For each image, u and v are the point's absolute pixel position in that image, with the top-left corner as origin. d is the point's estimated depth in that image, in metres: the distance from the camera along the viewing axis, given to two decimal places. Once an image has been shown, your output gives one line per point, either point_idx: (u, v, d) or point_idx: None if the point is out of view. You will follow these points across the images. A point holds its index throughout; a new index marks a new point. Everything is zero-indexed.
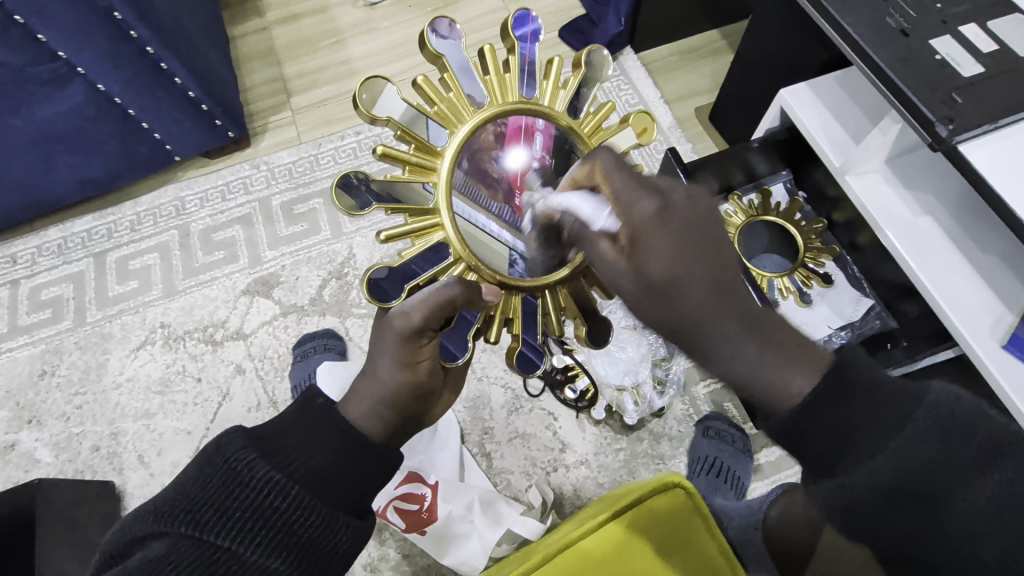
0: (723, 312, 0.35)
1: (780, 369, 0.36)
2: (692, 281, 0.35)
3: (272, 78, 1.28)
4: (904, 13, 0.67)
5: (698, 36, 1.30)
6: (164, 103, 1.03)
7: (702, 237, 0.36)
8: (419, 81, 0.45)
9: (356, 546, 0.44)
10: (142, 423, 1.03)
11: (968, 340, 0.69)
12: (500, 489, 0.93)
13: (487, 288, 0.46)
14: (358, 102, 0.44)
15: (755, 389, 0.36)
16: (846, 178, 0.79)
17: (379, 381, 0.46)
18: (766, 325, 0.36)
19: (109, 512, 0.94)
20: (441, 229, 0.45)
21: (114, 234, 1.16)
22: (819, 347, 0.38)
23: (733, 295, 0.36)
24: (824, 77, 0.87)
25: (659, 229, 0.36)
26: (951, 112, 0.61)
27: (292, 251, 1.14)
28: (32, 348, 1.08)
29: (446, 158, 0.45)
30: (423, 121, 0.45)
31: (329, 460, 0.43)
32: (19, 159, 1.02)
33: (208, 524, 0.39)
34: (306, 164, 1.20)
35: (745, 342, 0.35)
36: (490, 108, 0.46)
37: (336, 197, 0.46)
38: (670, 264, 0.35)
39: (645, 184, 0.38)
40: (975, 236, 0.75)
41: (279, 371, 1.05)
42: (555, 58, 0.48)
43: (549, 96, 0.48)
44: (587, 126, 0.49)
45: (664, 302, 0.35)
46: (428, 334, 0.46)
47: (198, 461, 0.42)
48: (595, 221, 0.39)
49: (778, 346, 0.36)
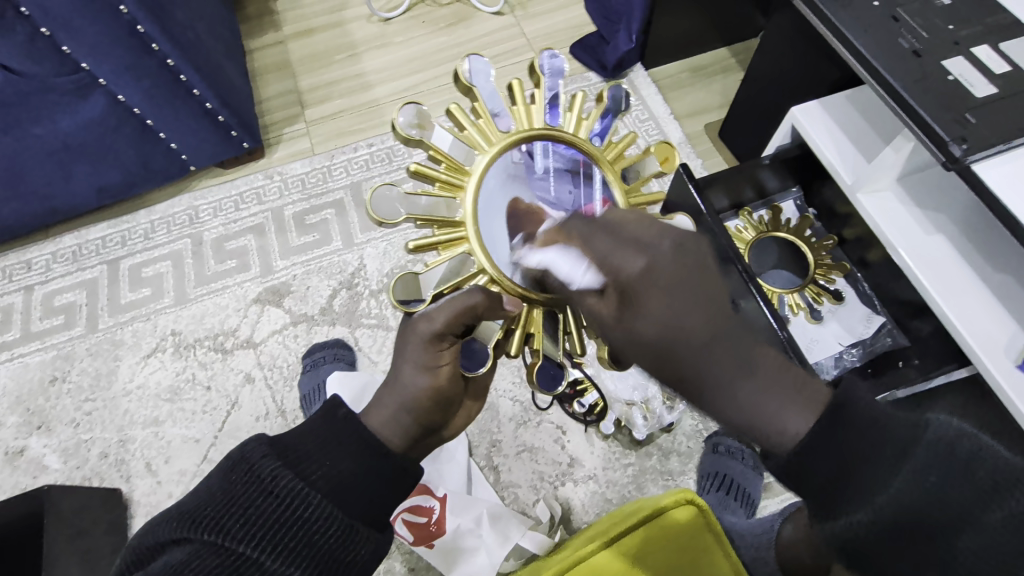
0: (716, 360, 0.36)
1: (775, 411, 0.36)
2: (681, 336, 0.36)
3: (287, 90, 1.30)
4: (916, 34, 0.68)
5: (708, 54, 1.32)
6: (182, 114, 1.05)
7: (685, 290, 0.36)
8: (450, 109, 0.47)
9: (375, 560, 0.44)
10: (151, 430, 1.03)
11: (981, 359, 0.69)
12: (508, 503, 0.93)
13: (509, 299, 0.46)
14: (395, 124, 0.47)
15: (750, 431, 0.37)
16: (858, 196, 0.80)
17: (401, 387, 0.47)
18: (756, 363, 0.37)
19: (114, 519, 0.94)
20: (466, 241, 0.46)
21: (128, 242, 1.18)
22: (812, 383, 0.38)
23: (721, 346, 0.36)
24: (835, 96, 0.88)
25: (648, 289, 0.36)
26: (964, 132, 0.61)
27: (303, 261, 1.15)
28: (44, 353, 1.09)
29: (474, 178, 0.46)
30: (454, 143, 0.48)
31: (351, 467, 0.44)
32: (38, 167, 1.03)
33: (231, 531, 0.39)
34: (318, 175, 1.22)
35: (740, 387, 0.36)
36: (517, 132, 0.47)
37: (369, 207, 0.48)
38: (658, 325, 0.36)
39: (629, 238, 0.37)
40: (989, 256, 0.74)
41: (289, 380, 1.05)
42: (578, 93, 0.50)
43: (574, 125, 0.49)
44: (610, 154, 0.50)
45: (658, 359, 0.37)
46: (449, 340, 0.46)
47: (224, 468, 0.43)
48: (574, 279, 0.38)
49: (774, 390, 0.37)
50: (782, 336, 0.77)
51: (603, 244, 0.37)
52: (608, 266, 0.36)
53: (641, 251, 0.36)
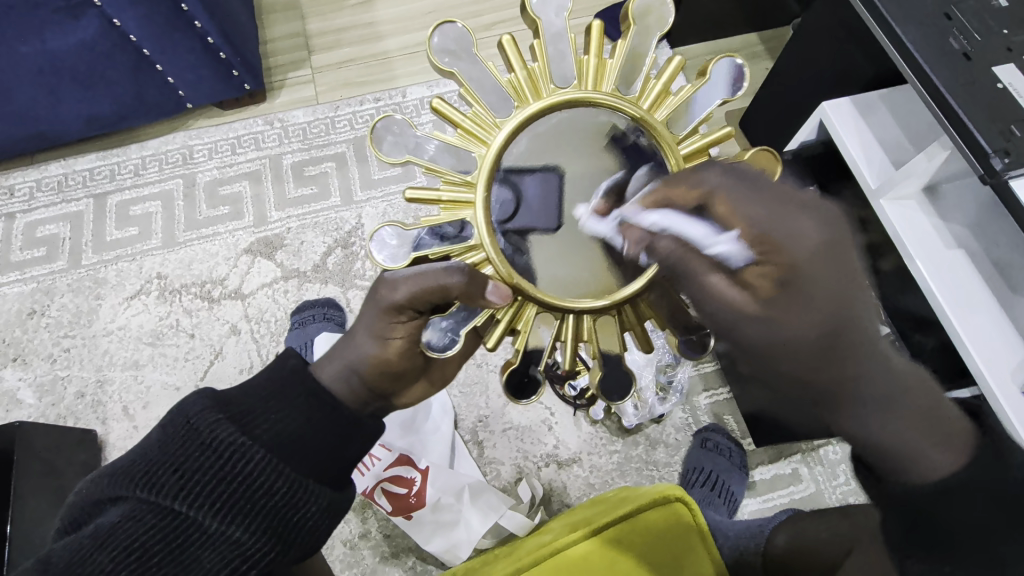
0: (883, 371, 0.30)
1: (931, 456, 0.31)
2: (851, 332, 0.30)
3: (294, 33, 1.24)
4: (968, 35, 0.64)
5: (736, 38, 1.26)
6: (181, 46, 0.99)
7: (854, 284, 0.31)
8: (505, 44, 0.44)
9: (328, 516, 0.43)
10: (130, 373, 1.00)
11: (986, 380, 0.67)
12: (489, 479, 0.92)
13: (495, 289, 0.41)
14: (430, 49, 0.45)
15: (901, 475, 0.31)
16: (880, 202, 0.77)
17: (356, 348, 0.48)
18: (910, 395, 0.31)
19: (88, 460, 0.92)
20: (471, 206, 0.43)
21: (116, 176, 1.13)
22: (962, 423, 0.32)
23: (893, 371, 0.30)
24: (869, 94, 0.84)
25: (814, 268, 0.31)
26: (1007, 145, 0.58)
27: (299, 214, 1.10)
28: (23, 285, 1.05)
29: (502, 132, 0.42)
30: (495, 85, 0.44)
31: (299, 423, 0.43)
32: (25, 89, 0.98)
33: (166, 487, 0.38)
34: (321, 126, 1.16)
35: (903, 417, 0.30)
36: (573, 92, 0.42)
37: (371, 136, 0.45)
38: (824, 314, 0.30)
39: (795, 213, 0.33)
40: (1009, 276, 0.72)
41: (276, 335, 1.03)
42: (677, 58, 0.44)
43: (653, 99, 0.44)
44: (688, 146, 0.44)
45: (818, 362, 0.30)
46: (409, 314, 0.45)
47: (161, 422, 0.41)
48: (709, 244, 0.34)
49: (935, 424, 0.31)
50: None
51: (760, 206, 0.33)
52: (770, 240, 0.32)
53: (808, 226, 0.32)
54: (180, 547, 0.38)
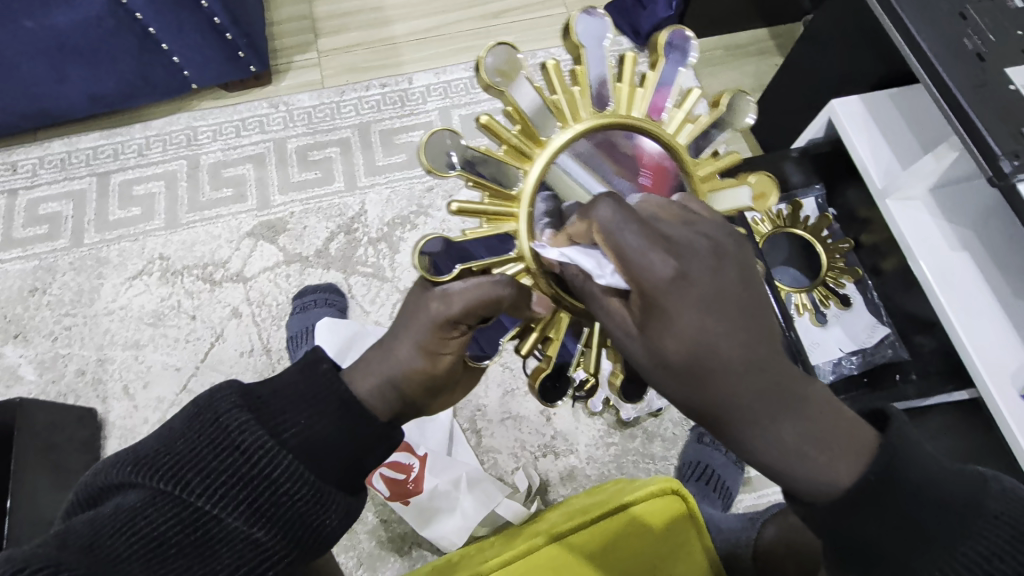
0: (754, 388, 0.33)
1: (816, 465, 0.34)
2: (717, 355, 0.32)
3: (301, 15, 1.23)
4: (983, 36, 0.63)
5: (746, 33, 1.25)
6: (186, 25, 0.98)
7: (729, 307, 0.33)
8: (547, 66, 0.41)
9: (344, 523, 0.43)
10: (131, 353, 1.00)
11: (987, 385, 0.67)
12: (486, 468, 0.92)
13: (539, 299, 0.43)
14: (482, 65, 0.41)
15: (801, 484, 0.34)
16: (886, 202, 0.77)
17: (395, 361, 0.45)
18: (791, 406, 0.33)
19: (88, 438, 0.92)
20: (513, 221, 0.43)
21: (120, 156, 1.12)
22: (849, 423, 0.35)
23: (765, 390, 0.33)
24: (880, 93, 0.83)
25: (678, 303, 0.32)
26: (1018, 148, 0.58)
27: (302, 198, 1.10)
28: (25, 262, 1.05)
29: (543, 156, 0.42)
30: (537, 105, 0.43)
31: (322, 427, 0.42)
32: (30, 64, 0.97)
33: (190, 483, 0.39)
34: (327, 111, 1.16)
35: (781, 428, 0.33)
36: (610, 118, 0.42)
37: (422, 150, 0.43)
38: (687, 341, 0.32)
39: (660, 238, 0.33)
40: (1014, 281, 0.72)
41: (277, 319, 1.03)
42: (695, 90, 0.44)
43: (678, 130, 0.44)
44: (704, 169, 0.45)
45: (690, 381, 0.33)
46: (461, 328, 0.44)
47: (188, 414, 0.42)
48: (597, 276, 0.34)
49: (817, 430, 0.34)
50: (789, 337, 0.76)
51: (634, 240, 0.32)
52: (632, 270, 0.32)
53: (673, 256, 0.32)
54: (197, 541, 0.38)
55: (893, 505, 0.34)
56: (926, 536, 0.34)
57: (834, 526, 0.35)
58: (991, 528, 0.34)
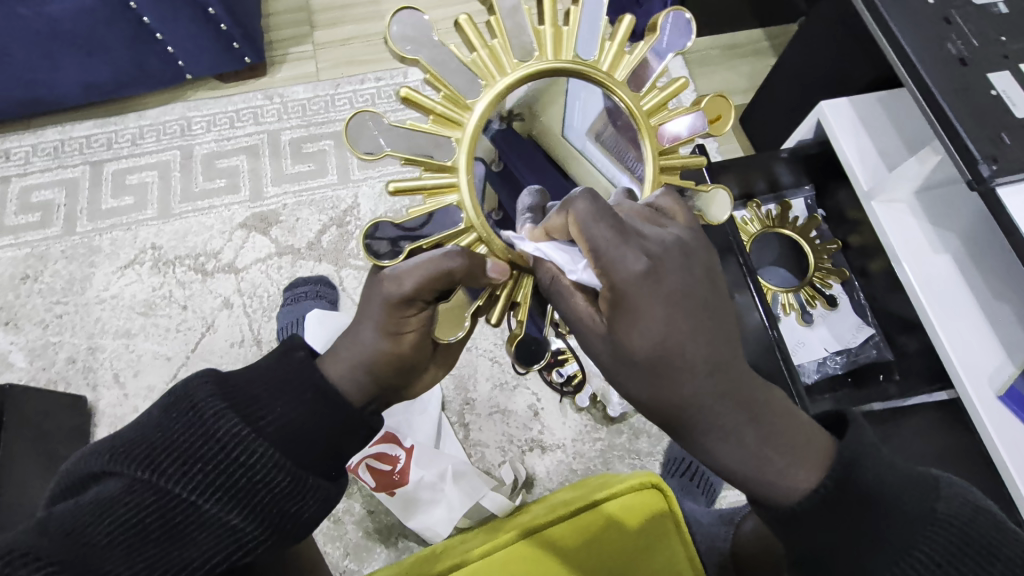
0: (716, 390, 0.34)
1: (774, 470, 0.34)
2: (683, 355, 0.33)
3: (297, 7, 1.23)
4: (966, 41, 0.64)
5: (741, 33, 1.26)
6: (181, 16, 0.98)
7: (697, 308, 0.34)
8: (461, 23, 0.43)
9: (323, 509, 0.44)
10: (121, 342, 1.01)
11: (964, 386, 0.69)
12: (474, 461, 0.93)
13: (493, 265, 0.42)
14: (388, 37, 0.42)
15: (757, 490, 0.35)
16: (871, 204, 0.78)
17: (362, 346, 0.45)
18: (750, 413, 0.34)
19: (78, 426, 0.93)
20: (455, 191, 0.43)
21: (114, 145, 1.12)
22: (812, 427, 0.36)
23: (725, 391, 0.34)
24: (867, 95, 0.84)
25: (645, 303, 0.33)
26: (996, 152, 0.59)
27: (295, 190, 1.10)
28: (17, 250, 1.05)
29: (476, 112, 0.42)
30: (459, 69, 0.43)
31: (302, 415, 0.43)
32: (23, 52, 0.97)
33: (167, 472, 0.39)
34: (321, 103, 1.16)
35: (740, 431, 0.34)
36: (535, 64, 0.43)
37: (347, 138, 0.43)
38: (655, 339, 0.33)
39: (632, 237, 0.34)
40: (994, 283, 0.73)
41: (268, 311, 1.03)
42: (625, 18, 0.44)
43: (611, 61, 0.44)
44: (649, 103, 0.45)
45: (653, 380, 0.34)
46: (418, 304, 0.44)
47: (164, 403, 0.42)
48: (570, 269, 0.36)
49: (774, 436, 0.34)
50: (771, 336, 0.80)
51: (604, 237, 0.33)
52: (603, 267, 0.33)
53: (646, 253, 0.33)
54: (177, 526, 0.39)
55: (857, 502, 0.35)
56: (871, 538, 0.35)
57: (790, 525, 0.35)
58: (932, 530, 0.35)
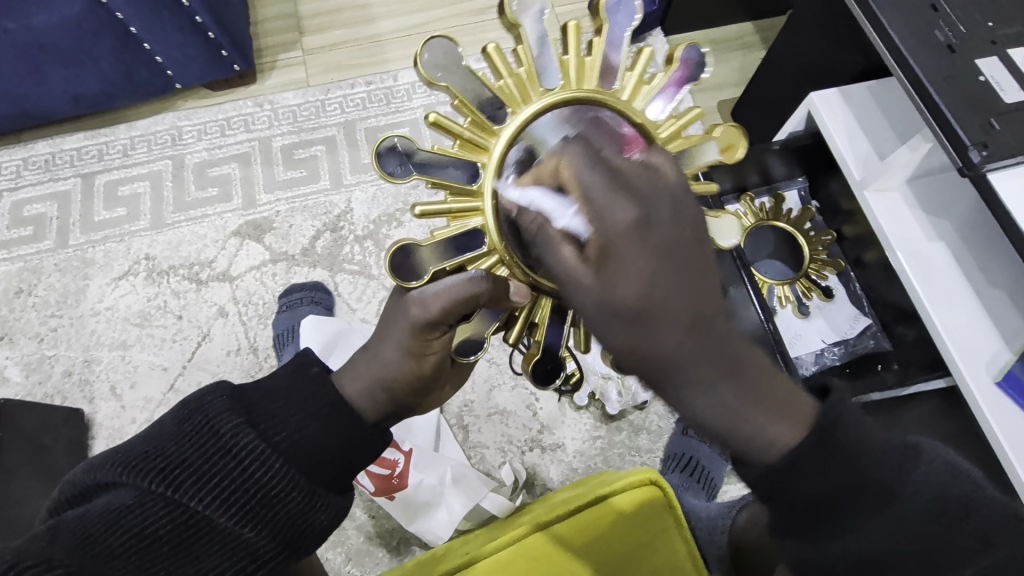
0: (701, 345, 0.33)
1: (754, 426, 0.35)
2: (670, 310, 0.32)
3: (285, 14, 1.22)
4: (954, 28, 0.64)
5: (731, 28, 1.26)
6: (168, 25, 0.98)
7: (685, 262, 0.33)
8: (489, 50, 0.42)
9: (333, 523, 0.45)
10: (117, 353, 1.00)
11: (962, 373, 0.68)
12: (474, 463, 0.93)
13: (516, 289, 0.42)
14: (420, 62, 0.42)
15: (737, 448, 0.35)
16: (864, 193, 0.77)
17: (382, 364, 0.47)
18: (735, 371, 0.34)
19: (75, 439, 0.92)
20: (480, 215, 0.42)
21: (105, 156, 1.12)
22: (795, 393, 0.36)
23: (710, 345, 0.33)
24: (857, 85, 0.84)
25: (634, 252, 0.31)
26: (986, 138, 0.59)
27: (288, 197, 1.10)
28: (10, 264, 1.05)
29: (500, 139, 0.41)
30: (485, 94, 0.42)
31: (319, 431, 0.44)
32: (11, 66, 0.97)
33: (182, 485, 0.39)
34: (312, 109, 1.16)
35: (720, 387, 0.34)
36: (564, 92, 0.42)
37: (376, 159, 0.43)
38: (643, 291, 0.32)
39: (624, 188, 0.32)
40: (988, 268, 0.73)
41: (263, 318, 1.03)
42: (647, 48, 0.43)
43: (632, 91, 0.43)
44: (668, 130, 0.44)
45: (638, 334, 0.32)
46: (441, 329, 0.45)
47: (178, 414, 0.42)
48: (557, 218, 0.34)
49: (755, 393, 0.35)
50: (767, 329, 0.79)
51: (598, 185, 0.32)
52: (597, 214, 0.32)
53: (637, 204, 0.32)
54: (188, 541, 0.39)
55: (838, 468, 0.35)
56: (855, 503, 0.35)
57: (772, 484, 0.36)
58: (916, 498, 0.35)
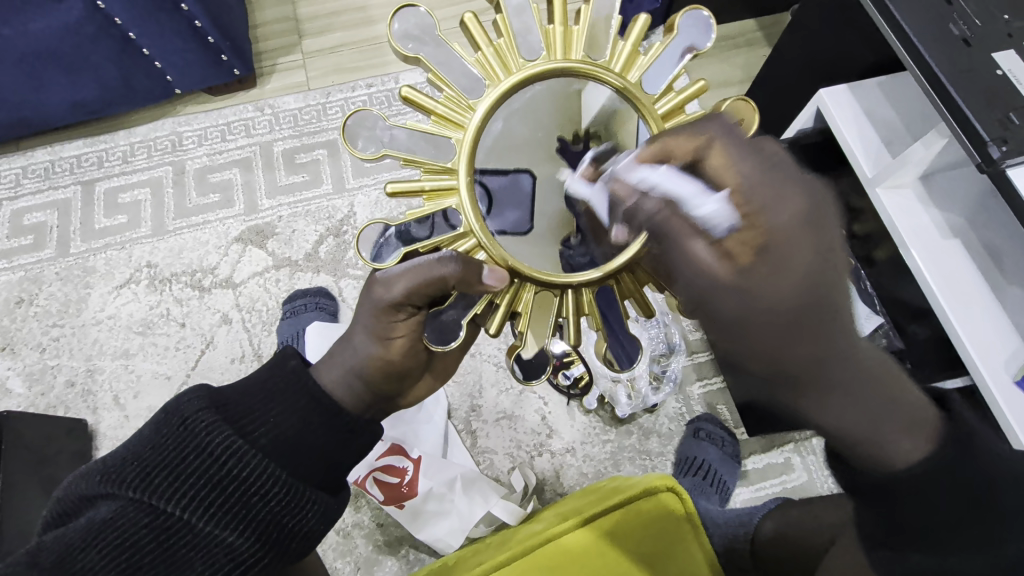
0: (847, 358, 0.32)
1: (889, 436, 0.34)
2: (834, 316, 0.31)
3: (284, 17, 1.21)
4: (969, 21, 0.63)
5: (734, 24, 1.25)
6: (168, 30, 0.97)
7: (840, 266, 0.32)
8: (468, 24, 0.44)
9: (323, 523, 0.43)
10: (121, 363, 0.99)
11: (980, 372, 0.67)
12: (482, 469, 0.92)
13: (492, 273, 0.42)
14: (392, 36, 0.43)
15: (864, 458, 0.35)
16: (876, 190, 0.76)
17: (355, 351, 0.49)
18: (870, 386, 0.34)
19: (80, 450, 0.91)
20: (454, 194, 0.43)
21: (105, 163, 1.11)
22: (925, 405, 0.36)
23: (853, 349, 0.33)
24: (867, 81, 0.83)
25: (794, 252, 0.31)
26: (1005, 133, 0.58)
27: (290, 202, 1.09)
28: (11, 274, 1.04)
29: (478, 112, 0.43)
30: (464, 69, 0.44)
31: (296, 425, 0.44)
32: (8, 74, 0.95)
33: (159, 489, 0.38)
34: (313, 112, 1.15)
35: (855, 398, 0.33)
36: (544, 63, 0.43)
37: (345, 137, 0.44)
38: (814, 286, 0.31)
39: (778, 180, 0.32)
40: (1005, 267, 0.72)
41: (267, 325, 1.02)
42: (640, 19, 0.45)
43: (623, 62, 0.45)
44: (668, 105, 0.45)
45: (794, 345, 0.31)
46: (407, 311, 0.47)
47: (156, 421, 0.41)
48: (693, 205, 0.33)
49: (892, 402, 0.34)
50: None
51: (755, 172, 0.33)
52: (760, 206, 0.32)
53: (796, 195, 0.32)
54: (171, 550, 0.37)
55: (965, 480, 0.34)
56: (976, 519, 0.34)
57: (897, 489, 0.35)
58: None
